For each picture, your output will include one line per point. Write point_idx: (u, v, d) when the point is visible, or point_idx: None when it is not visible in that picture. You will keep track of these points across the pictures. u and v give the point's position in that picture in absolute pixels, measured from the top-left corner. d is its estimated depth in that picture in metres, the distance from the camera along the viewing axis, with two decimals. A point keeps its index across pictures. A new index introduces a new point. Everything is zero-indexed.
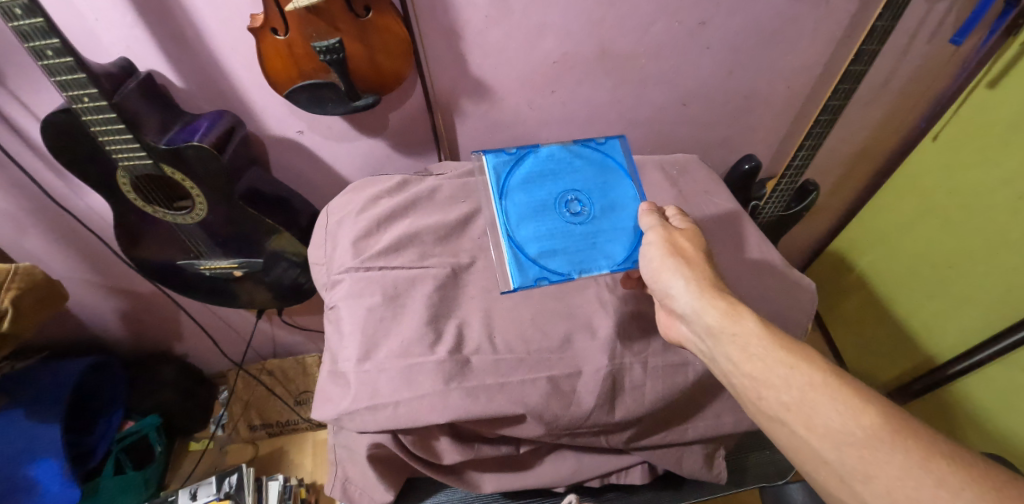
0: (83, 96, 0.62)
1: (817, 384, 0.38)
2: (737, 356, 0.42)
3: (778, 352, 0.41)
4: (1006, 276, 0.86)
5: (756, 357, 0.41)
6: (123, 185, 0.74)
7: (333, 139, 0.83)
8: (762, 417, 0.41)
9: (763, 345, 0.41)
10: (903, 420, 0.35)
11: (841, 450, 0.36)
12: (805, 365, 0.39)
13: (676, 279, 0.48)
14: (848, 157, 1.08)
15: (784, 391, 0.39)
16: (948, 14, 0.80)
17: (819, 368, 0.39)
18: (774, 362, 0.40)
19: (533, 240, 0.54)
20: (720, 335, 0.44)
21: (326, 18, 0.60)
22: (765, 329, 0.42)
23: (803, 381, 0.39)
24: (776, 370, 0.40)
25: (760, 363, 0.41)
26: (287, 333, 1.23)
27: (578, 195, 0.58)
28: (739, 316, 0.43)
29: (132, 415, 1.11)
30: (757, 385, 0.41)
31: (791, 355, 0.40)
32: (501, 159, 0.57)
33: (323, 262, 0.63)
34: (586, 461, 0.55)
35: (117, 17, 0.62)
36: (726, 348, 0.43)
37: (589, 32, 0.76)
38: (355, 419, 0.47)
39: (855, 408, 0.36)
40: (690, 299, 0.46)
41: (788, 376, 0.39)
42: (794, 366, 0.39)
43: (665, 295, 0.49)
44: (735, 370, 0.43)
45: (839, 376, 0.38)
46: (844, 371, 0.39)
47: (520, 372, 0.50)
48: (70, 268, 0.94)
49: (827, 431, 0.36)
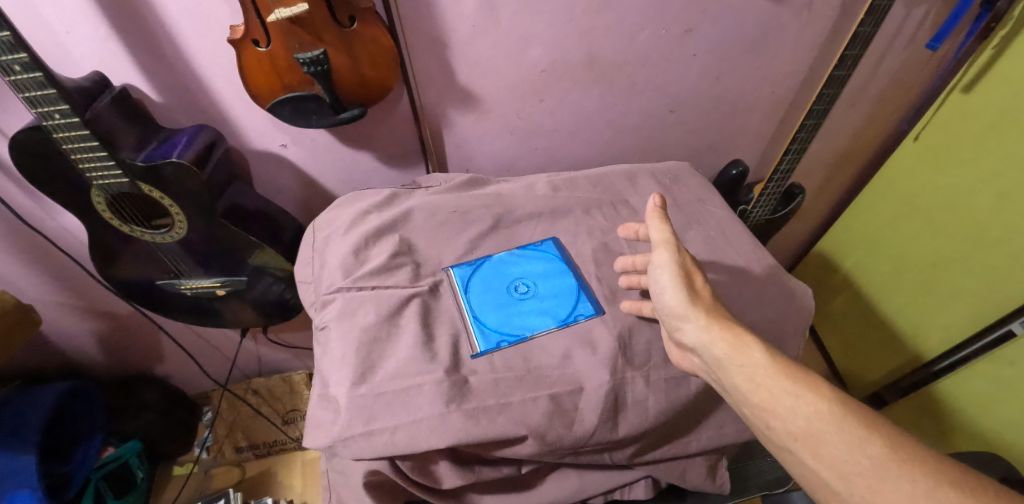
0: (54, 112, 0.59)
1: (823, 414, 0.37)
2: (746, 386, 0.41)
3: (784, 380, 0.40)
4: (986, 274, 0.88)
5: (763, 387, 0.40)
6: (98, 205, 0.70)
7: (317, 152, 0.81)
8: (772, 447, 0.41)
9: (769, 375, 0.41)
10: (910, 447, 0.34)
11: (849, 481, 0.35)
12: (811, 393, 0.38)
13: (684, 306, 0.46)
14: (832, 159, 1.09)
15: (790, 420, 0.38)
16: (924, 19, 0.81)
17: (825, 396, 0.38)
18: (781, 392, 0.39)
19: (491, 314, 0.55)
20: (728, 366, 0.43)
21: (309, 29, 0.58)
22: (770, 358, 0.41)
23: (809, 411, 0.38)
24: (783, 400, 0.39)
25: (766, 392, 0.40)
26: (272, 351, 1.20)
27: (524, 277, 0.60)
28: (746, 347, 0.42)
29: (111, 441, 1.07)
30: (766, 416, 0.40)
31: (797, 383, 0.39)
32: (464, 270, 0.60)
33: (311, 281, 0.61)
34: (589, 478, 0.53)
35: (89, 29, 0.60)
36: (734, 380, 0.42)
37: (577, 42, 0.75)
38: (350, 446, 0.45)
39: (860, 437, 0.36)
40: (697, 333, 0.45)
41: (794, 405, 0.38)
42: (800, 395, 0.39)
43: (673, 321, 0.47)
44: (745, 402, 0.42)
45: (844, 405, 0.37)
46: (851, 399, 0.38)
47: (521, 391, 0.48)
48: (41, 290, 0.90)
49: (833, 461, 0.36)
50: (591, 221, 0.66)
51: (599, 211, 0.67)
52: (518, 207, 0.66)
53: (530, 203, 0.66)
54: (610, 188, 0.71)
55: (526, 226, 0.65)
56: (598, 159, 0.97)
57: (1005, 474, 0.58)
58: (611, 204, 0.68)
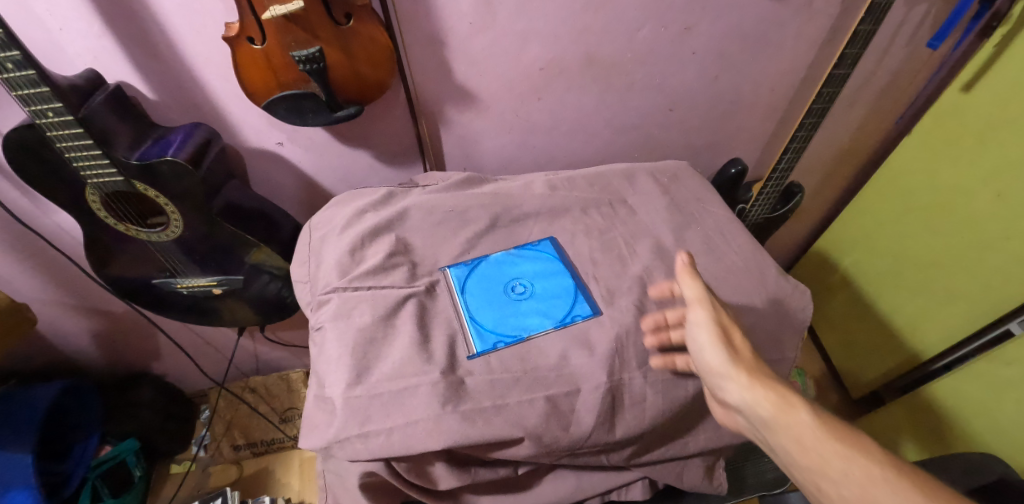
0: (47, 110, 0.58)
1: (880, 482, 0.33)
2: (793, 450, 0.37)
3: (837, 445, 0.35)
4: (984, 274, 0.88)
5: (813, 452, 0.36)
6: (92, 203, 0.70)
7: (314, 150, 0.81)
8: None
9: (820, 440, 0.36)
10: None
11: None
12: (866, 459, 0.34)
13: (724, 364, 0.42)
14: (831, 158, 1.09)
15: (845, 488, 0.34)
16: (925, 17, 0.81)
17: (882, 463, 0.34)
18: (832, 457, 0.35)
19: (488, 315, 0.55)
20: (773, 429, 0.38)
21: (305, 26, 0.58)
22: (820, 420, 0.37)
23: (864, 478, 0.33)
24: (834, 465, 0.35)
25: (816, 458, 0.36)
26: (270, 349, 1.19)
27: (521, 277, 0.59)
28: (793, 407, 0.38)
29: (108, 439, 1.06)
30: (818, 486, 0.35)
31: (850, 448, 0.35)
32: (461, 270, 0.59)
33: (307, 280, 0.61)
34: (586, 479, 0.53)
35: (82, 26, 0.59)
36: (781, 446, 0.38)
37: (575, 39, 0.75)
38: (346, 448, 0.45)
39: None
40: (738, 392, 0.40)
41: (848, 473, 0.34)
42: (852, 460, 0.34)
43: (713, 379, 0.43)
44: (794, 468, 0.37)
45: (903, 471, 0.33)
46: (911, 465, 0.34)
47: (517, 392, 0.48)
48: (36, 289, 0.89)
49: None
50: (588, 221, 0.66)
51: (596, 211, 0.67)
52: (515, 207, 0.65)
53: (528, 203, 0.66)
54: (608, 188, 0.71)
55: (523, 225, 0.65)
56: (597, 158, 0.96)
57: (1002, 475, 0.58)
58: (608, 204, 0.68)
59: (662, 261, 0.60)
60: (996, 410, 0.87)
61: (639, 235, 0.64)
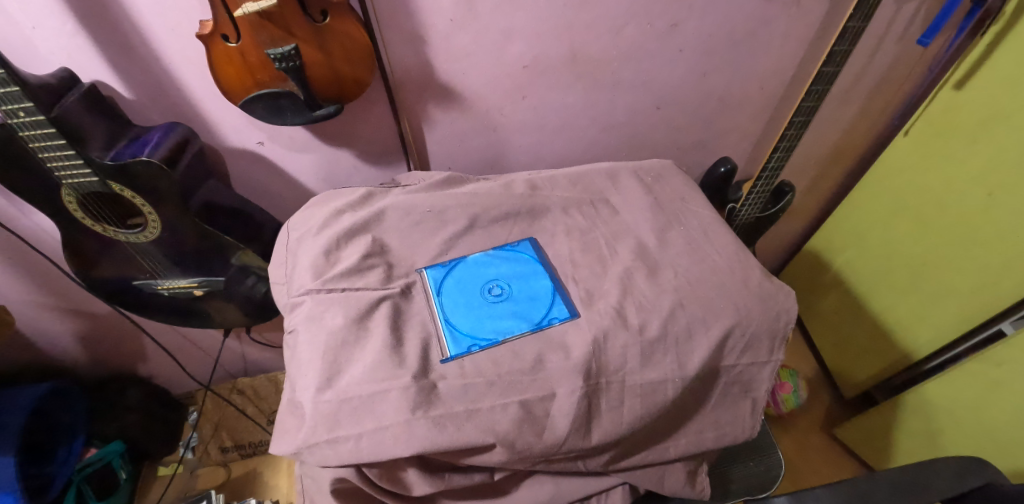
0: (19, 110, 0.57)
1: None
2: None
3: None
4: (974, 273, 0.87)
5: None
6: (68, 204, 0.69)
7: (295, 150, 0.80)
8: None
9: None
10: None
11: None
12: None
13: None
14: (823, 156, 1.08)
15: None
16: (916, 14, 0.79)
17: None
18: None
19: (465, 318, 0.54)
20: None
21: (279, 23, 0.57)
22: None
23: None
24: None
25: None
26: (257, 350, 1.18)
27: (499, 279, 0.58)
28: None
29: (94, 442, 1.06)
30: None
31: None
32: (439, 271, 0.58)
33: (283, 282, 0.60)
34: (564, 485, 0.51)
35: (55, 25, 0.58)
36: None
37: (558, 36, 0.73)
38: (315, 453, 0.44)
39: None
40: None
41: None
42: None
43: None
44: None
45: None
46: None
47: (491, 397, 0.47)
48: (16, 291, 0.88)
49: None
50: (569, 221, 0.65)
51: (578, 211, 0.66)
52: (496, 207, 0.64)
53: (508, 203, 0.65)
54: (591, 188, 0.70)
55: (504, 225, 0.64)
56: (584, 157, 0.95)
57: (990, 480, 0.58)
58: (590, 203, 0.67)
59: (642, 261, 0.59)
60: (987, 411, 0.86)
61: (621, 235, 0.63)
